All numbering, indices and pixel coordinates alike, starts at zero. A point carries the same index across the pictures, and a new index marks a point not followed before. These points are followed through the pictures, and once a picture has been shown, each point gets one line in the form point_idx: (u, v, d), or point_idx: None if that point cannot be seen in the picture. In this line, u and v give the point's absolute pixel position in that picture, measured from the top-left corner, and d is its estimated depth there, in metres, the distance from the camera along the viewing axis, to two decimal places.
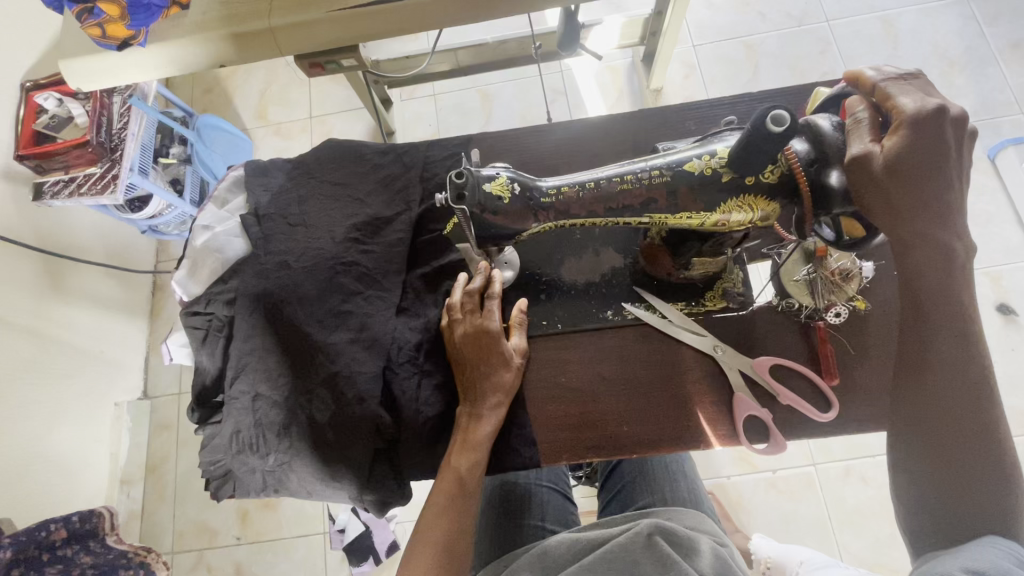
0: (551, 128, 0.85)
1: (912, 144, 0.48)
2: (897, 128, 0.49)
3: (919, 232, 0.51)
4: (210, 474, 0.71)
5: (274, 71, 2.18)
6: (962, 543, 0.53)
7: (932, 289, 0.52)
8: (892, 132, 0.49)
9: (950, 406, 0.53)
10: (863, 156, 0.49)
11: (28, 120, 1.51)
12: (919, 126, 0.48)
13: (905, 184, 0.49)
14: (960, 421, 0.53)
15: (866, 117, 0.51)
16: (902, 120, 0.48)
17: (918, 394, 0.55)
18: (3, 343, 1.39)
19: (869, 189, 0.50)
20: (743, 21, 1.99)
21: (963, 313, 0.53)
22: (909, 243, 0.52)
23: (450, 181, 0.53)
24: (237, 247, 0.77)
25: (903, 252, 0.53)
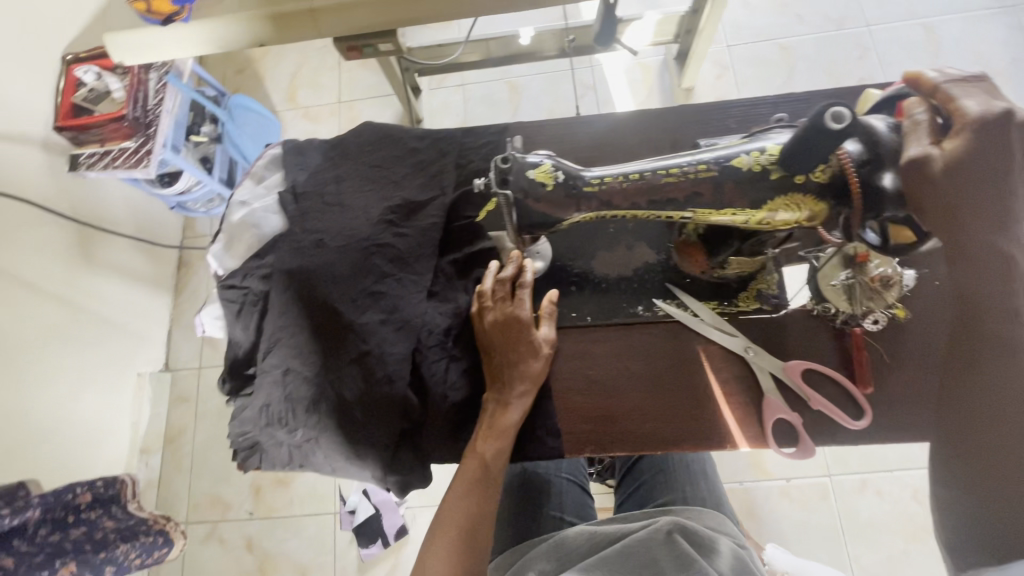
0: (588, 120, 0.84)
1: (972, 149, 0.48)
2: (959, 132, 0.48)
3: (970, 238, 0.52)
4: (237, 446, 0.72)
5: (305, 54, 2.19)
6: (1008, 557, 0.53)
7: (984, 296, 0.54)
8: (952, 136, 0.49)
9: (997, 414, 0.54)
10: (922, 157, 0.49)
11: (68, 93, 1.54)
12: (980, 131, 0.48)
13: (963, 188, 0.49)
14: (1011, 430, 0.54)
15: (925, 118, 0.51)
16: (963, 124, 0.48)
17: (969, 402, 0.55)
18: (35, 309, 1.43)
19: (927, 191, 0.50)
20: (780, 22, 1.96)
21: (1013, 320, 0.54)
22: (963, 249, 0.53)
23: (495, 166, 0.55)
24: (274, 224, 0.78)
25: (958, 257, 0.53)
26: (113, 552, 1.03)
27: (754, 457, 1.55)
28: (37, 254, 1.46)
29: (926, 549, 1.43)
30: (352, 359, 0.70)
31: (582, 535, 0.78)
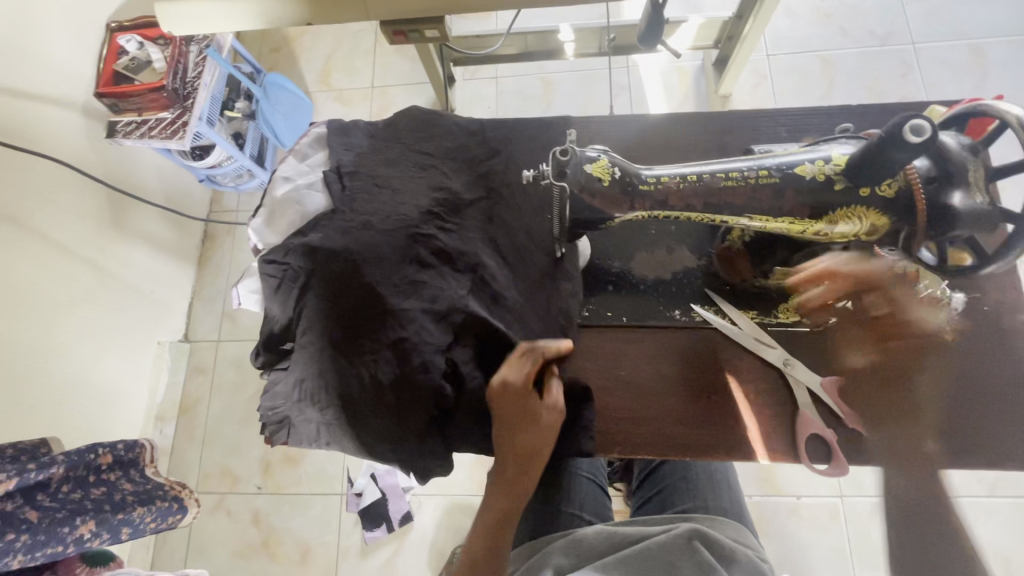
0: (635, 120, 0.83)
1: None
2: None
3: None
4: (265, 420, 0.72)
5: (341, 37, 2.20)
6: None
7: None
8: None
9: None
10: None
11: (110, 60, 1.56)
12: None
13: None
14: None
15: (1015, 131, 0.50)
16: None
17: None
18: (65, 271, 1.45)
19: None
20: (823, 35, 1.93)
21: None
22: None
23: (554, 157, 0.55)
24: (317, 202, 0.77)
25: None
26: (129, 515, 1.01)
27: (766, 472, 1.53)
28: (70, 217, 1.48)
29: None
30: (390, 344, 0.70)
31: (600, 534, 0.78)
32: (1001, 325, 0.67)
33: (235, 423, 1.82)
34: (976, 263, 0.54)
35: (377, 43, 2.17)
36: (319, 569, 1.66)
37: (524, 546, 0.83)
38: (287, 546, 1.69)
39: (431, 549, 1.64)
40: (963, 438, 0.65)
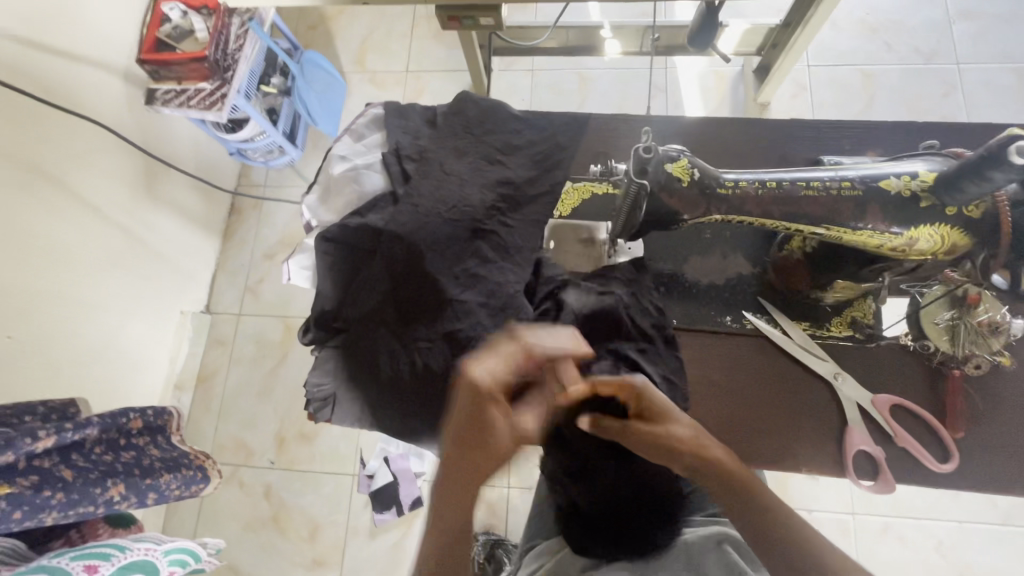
0: (694, 122, 0.83)
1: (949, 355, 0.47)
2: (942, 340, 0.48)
3: None
4: (311, 395, 0.74)
5: (379, 18, 2.19)
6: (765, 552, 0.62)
7: None
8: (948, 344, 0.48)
9: None
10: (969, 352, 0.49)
11: (153, 27, 1.55)
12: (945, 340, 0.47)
13: None
14: None
15: None
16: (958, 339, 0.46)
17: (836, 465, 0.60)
18: (96, 234, 1.46)
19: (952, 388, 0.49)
20: (866, 48, 1.90)
21: None
22: None
23: (637, 153, 0.55)
24: (375, 183, 0.78)
25: None
26: (156, 480, 1.02)
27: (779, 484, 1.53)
28: (106, 181, 1.48)
29: None
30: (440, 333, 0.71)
31: None
32: None
33: (251, 397, 1.84)
34: None
35: (414, 27, 2.16)
36: (327, 547, 1.68)
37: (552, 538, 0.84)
38: (297, 522, 1.71)
39: None
40: (1011, 466, 0.65)
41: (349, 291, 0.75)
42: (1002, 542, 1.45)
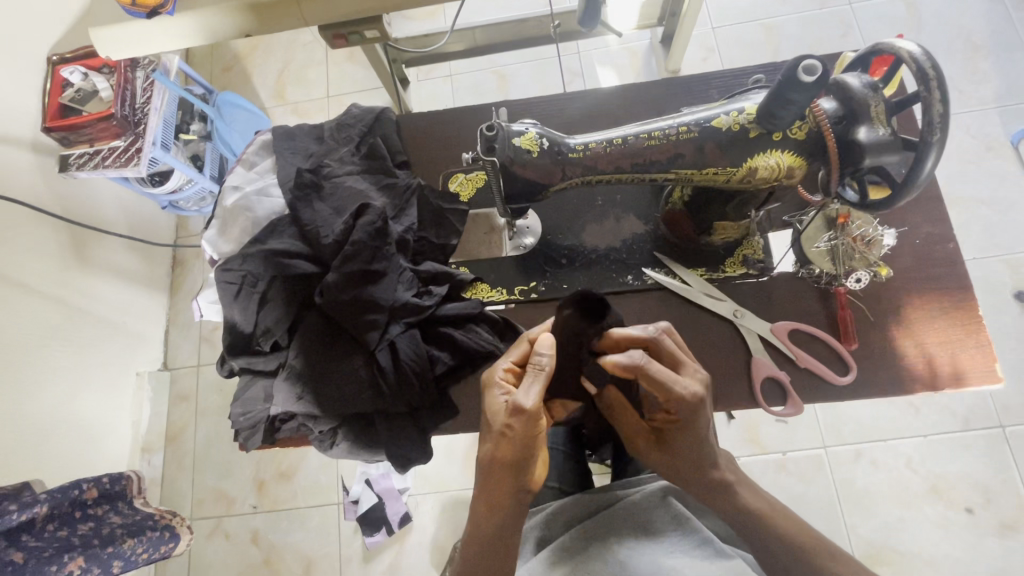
0: (574, 97, 0.85)
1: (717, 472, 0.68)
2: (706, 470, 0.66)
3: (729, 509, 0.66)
4: (239, 426, 0.73)
5: (291, 48, 2.17)
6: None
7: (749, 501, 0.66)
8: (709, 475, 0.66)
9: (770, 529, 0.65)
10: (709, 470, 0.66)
11: (55, 94, 1.49)
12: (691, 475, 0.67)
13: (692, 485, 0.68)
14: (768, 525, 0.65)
15: (912, 67, 0.51)
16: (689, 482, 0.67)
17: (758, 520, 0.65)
18: (29, 310, 1.42)
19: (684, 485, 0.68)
20: (764, 4, 1.96)
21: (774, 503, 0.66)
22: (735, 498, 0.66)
23: (482, 134, 0.60)
24: (266, 206, 0.79)
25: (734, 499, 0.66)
26: (119, 548, 1.10)
27: (748, 432, 1.58)
28: (33, 255, 1.45)
29: (920, 516, 1.47)
30: (357, 340, 0.72)
31: (577, 504, 0.80)
32: (935, 255, 0.72)
33: (224, 447, 1.80)
34: (894, 196, 0.55)
35: (328, 52, 2.15)
36: None
37: None
38: (290, 562, 1.69)
39: (434, 546, 1.64)
40: (908, 364, 0.69)
41: (261, 314, 0.73)
42: (967, 447, 1.51)
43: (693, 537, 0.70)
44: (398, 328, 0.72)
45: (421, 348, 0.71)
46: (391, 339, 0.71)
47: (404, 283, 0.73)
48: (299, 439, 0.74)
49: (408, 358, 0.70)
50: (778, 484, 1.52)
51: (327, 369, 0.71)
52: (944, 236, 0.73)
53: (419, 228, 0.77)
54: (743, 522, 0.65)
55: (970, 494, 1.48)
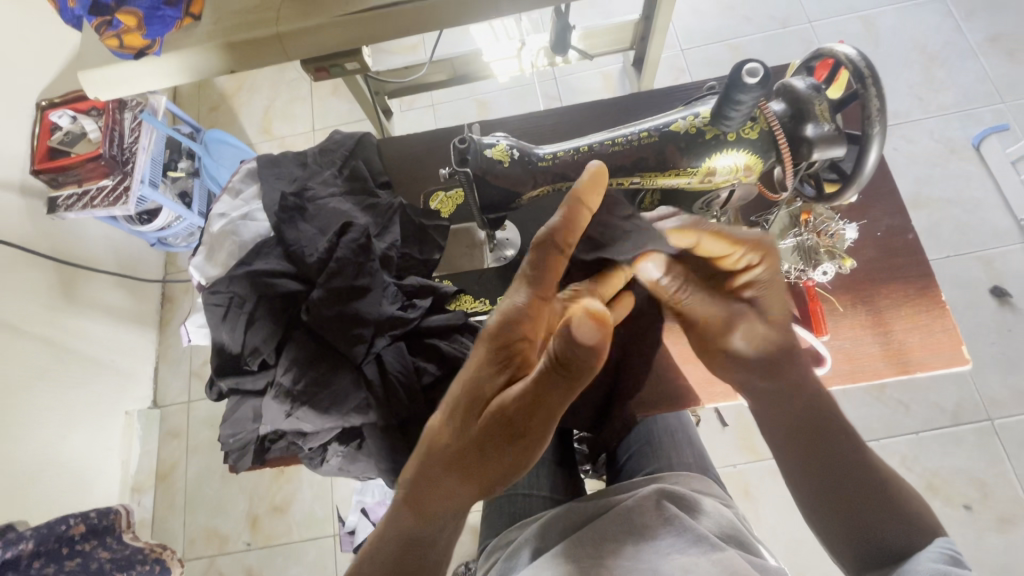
0: (546, 114, 0.90)
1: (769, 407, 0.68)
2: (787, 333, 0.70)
3: (823, 458, 0.62)
4: (229, 447, 0.73)
5: (277, 86, 2.23)
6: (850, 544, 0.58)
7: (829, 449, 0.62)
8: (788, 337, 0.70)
9: (840, 475, 0.61)
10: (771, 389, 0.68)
11: (43, 137, 1.50)
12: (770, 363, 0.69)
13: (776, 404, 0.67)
14: (843, 476, 0.60)
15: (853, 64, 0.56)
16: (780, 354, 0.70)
17: (831, 466, 0.61)
18: (16, 352, 1.41)
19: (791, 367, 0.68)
20: (728, 25, 2.06)
21: (849, 442, 0.63)
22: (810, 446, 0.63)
23: (455, 147, 0.64)
24: (251, 230, 0.82)
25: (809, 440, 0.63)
26: None
27: (743, 437, 1.59)
28: (21, 296, 1.45)
29: None
30: (346, 355, 0.73)
31: (572, 513, 0.79)
32: (896, 246, 0.75)
33: (215, 483, 1.77)
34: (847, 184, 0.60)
35: (313, 87, 2.21)
36: None
37: (496, 537, 0.84)
38: None
39: None
40: (880, 350, 0.71)
41: (247, 334, 0.74)
42: (959, 442, 1.52)
43: (687, 534, 0.68)
44: (384, 341, 0.74)
45: (408, 358, 0.74)
46: (377, 353, 0.73)
47: (389, 297, 0.76)
48: (289, 458, 0.75)
49: (394, 372, 0.72)
50: (777, 489, 1.52)
51: (316, 385, 0.72)
52: (903, 228, 0.76)
53: (401, 241, 0.80)
54: (820, 462, 0.62)
55: (966, 490, 1.48)
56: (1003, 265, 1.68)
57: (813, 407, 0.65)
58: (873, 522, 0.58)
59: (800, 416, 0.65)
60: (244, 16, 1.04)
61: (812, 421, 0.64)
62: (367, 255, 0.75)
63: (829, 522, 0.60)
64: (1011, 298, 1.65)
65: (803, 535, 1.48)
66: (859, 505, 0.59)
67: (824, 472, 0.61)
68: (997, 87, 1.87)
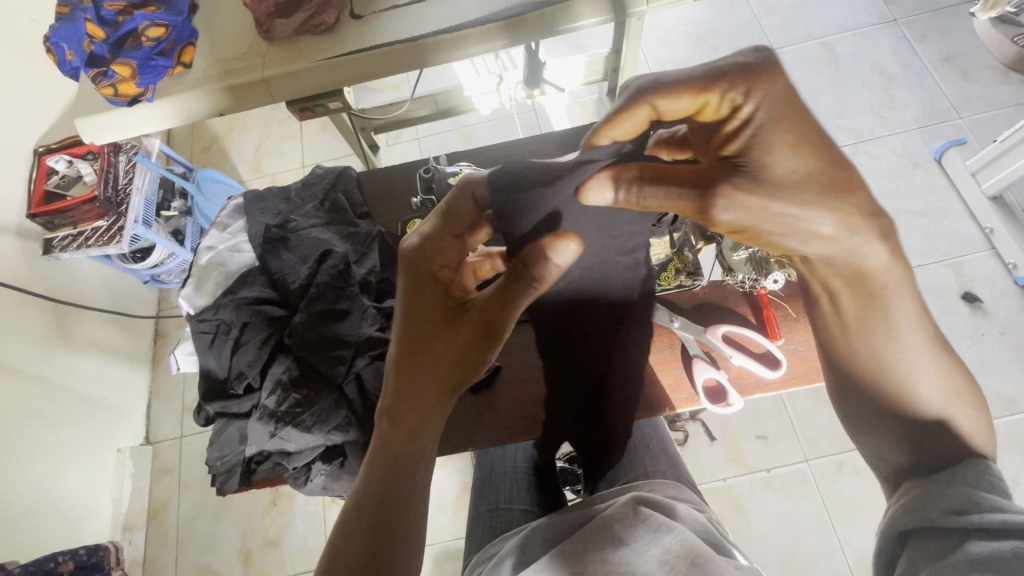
0: (516, 145, 1.01)
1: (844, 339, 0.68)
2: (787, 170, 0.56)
3: (889, 393, 0.66)
4: (216, 470, 0.75)
5: (267, 125, 2.32)
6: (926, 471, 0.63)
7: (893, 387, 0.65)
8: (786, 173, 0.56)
9: (905, 413, 0.65)
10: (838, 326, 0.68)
11: (40, 181, 1.56)
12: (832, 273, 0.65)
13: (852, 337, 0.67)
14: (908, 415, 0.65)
15: None
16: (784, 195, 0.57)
17: (899, 402, 0.65)
18: (10, 391, 1.43)
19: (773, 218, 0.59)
20: (697, 55, 2.17)
21: (914, 381, 0.64)
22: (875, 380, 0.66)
23: (423, 176, 0.78)
24: (236, 262, 0.87)
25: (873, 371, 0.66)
26: None
27: (731, 451, 1.61)
28: (16, 336, 1.48)
29: None
30: (326, 377, 0.76)
31: (553, 523, 0.79)
32: None
33: (208, 518, 1.76)
34: None
35: (303, 125, 2.29)
36: None
37: (481, 551, 0.85)
38: None
39: None
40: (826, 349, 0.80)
41: (232, 359, 0.78)
42: None
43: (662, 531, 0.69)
44: (364, 361, 0.76)
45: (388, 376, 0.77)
46: (357, 372, 0.76)
47: (367, 318, 0.79)
48: (274, 479, 0.77)
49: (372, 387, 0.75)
50: (767, 501, 1.54)
51: (298, 405, 0.75)
52: None
53: (378, 266, 0.84)
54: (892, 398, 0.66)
55: None
56: (972, 271, 1.74)
57: (878, 342, 0.65)
58: (936, 450, 0.63)
59: (854, 344, 0.67)
60: (232, 63, 1.11)
61: (870, 346, 0.66)
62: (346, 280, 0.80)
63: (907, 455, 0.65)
64: (981, 302, 1.70)
65: (796, 548, 1.48)
66: (927, 435, 0.64)
67: (892, 411, 0.66)
68: (954, 104, 1.96)
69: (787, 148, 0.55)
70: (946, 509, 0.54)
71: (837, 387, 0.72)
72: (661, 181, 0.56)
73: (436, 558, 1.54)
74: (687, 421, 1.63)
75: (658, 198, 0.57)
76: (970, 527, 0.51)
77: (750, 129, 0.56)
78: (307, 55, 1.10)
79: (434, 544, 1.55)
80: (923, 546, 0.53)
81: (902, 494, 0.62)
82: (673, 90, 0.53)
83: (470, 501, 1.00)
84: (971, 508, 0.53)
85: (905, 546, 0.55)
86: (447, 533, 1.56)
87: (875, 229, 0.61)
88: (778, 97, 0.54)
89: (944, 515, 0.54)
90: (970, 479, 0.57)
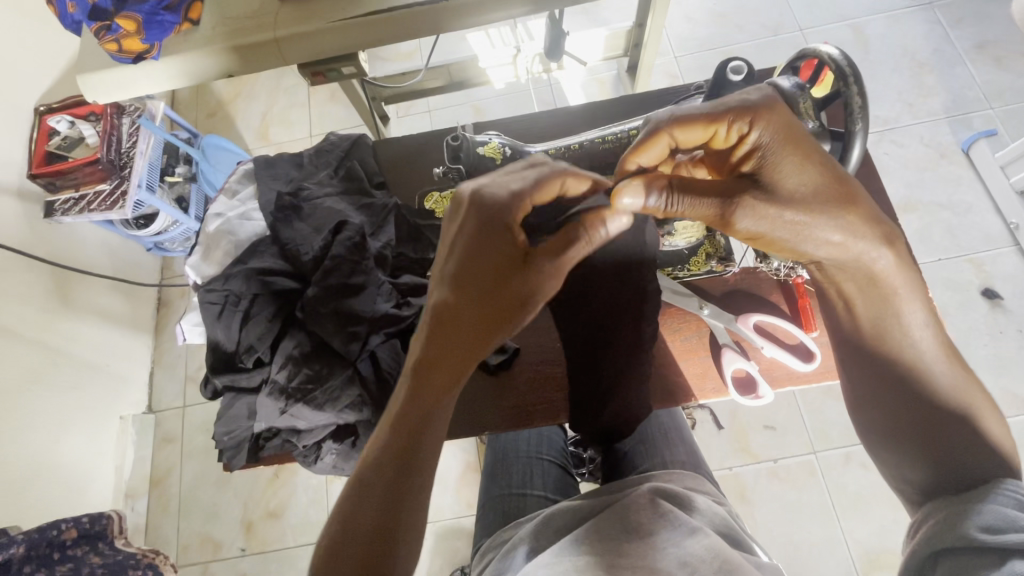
0: (540, 116, 0.95)
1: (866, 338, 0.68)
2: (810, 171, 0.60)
3: (907, 397, 0.65)
4: (224, 445, 0.74)
5: (275, 92, 2.25)
6: (948, 484, 0.60)
7: (912, 389, 0.65)
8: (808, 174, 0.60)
9: (922, 418, 0.64)
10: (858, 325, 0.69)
11: (41, 142, 1.51)
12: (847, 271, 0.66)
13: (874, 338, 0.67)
14: (928, 421, 0.63)
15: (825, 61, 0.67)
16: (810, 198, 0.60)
17: (916, 405, 0.64)
18: (13, 356, 1.41)
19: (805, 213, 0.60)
20: (721, 32, 2.09)
21: (934, 384, 0.64)
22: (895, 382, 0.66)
23: (450, 145, 0.72)
24: (246, 231, 0.83)
25: (894, 371, 0.66)
26: None
27: (738, 440, 1.59)
28: (17, 300, 1.45)
29: None
30: (339, 355, 0.73)
31: (568, 510, 0.77)
32: None
33: (210, 487, 1.76)
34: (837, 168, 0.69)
35: (311, 93, 2.23)
36: None
37: (490, 536, 0.83)
38: None
39: None
40: None
41: (241, 332, 0.75)
42: None
43: (677, 526, 0.67)
44: (379, 339, 0.74)
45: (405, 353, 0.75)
46: (371, 350, 0.74)
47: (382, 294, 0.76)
48: (283, 456, 0.75)
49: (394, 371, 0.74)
50: (772, 491, 1.53)
51: (308, 382, 0.72)
52: None
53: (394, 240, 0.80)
54: (913, 404, 0.65)
55: None
56: (994, 268, 1.70)
57: (901, 342, 0.65)
58: (959, 462, 0.60)
59: (876, 345, 0.67)
60: (244, 21, 1.05)
61: (890, 347, 0.66)
62: (360, 253, 0.76)
63: (926, 466, 0.62)
64: (1001, 299, 1.67)
65: (798, 539, 1.48)
66: (948, 444, 0.62)
67: (911, 417, 0.64)
68: (986, 94, 1.89)
69: (796, 164, 0.59)
70: (979, 526, 0.51)
71: (860, 404, 0.69)
72: (685, 190, 0.60)
73: (438, 536, 1.54)
74: (696, 408, 1.61)
75: (686, 205, 0.60)
76: (1011, 546, 0.48)
77: (759, 152, 0.61)
78: (324, 14, 1.03)
79: (436, 522, 1.55)
80: (960, 563, 0.50)
81: (925, 515, 0.58)
82: (686, 122, 0.60)
83: (478, 485, 0.98)
84: (1008, 526, 0.50)
85: (937, 565, 0.52)
86: (449, 511, 1.55)
87: (880, 234, 0.62)
88: (781, 121, 0.59)
89: (978, 533, 0.51)
90: (997, 495, 0.54)
